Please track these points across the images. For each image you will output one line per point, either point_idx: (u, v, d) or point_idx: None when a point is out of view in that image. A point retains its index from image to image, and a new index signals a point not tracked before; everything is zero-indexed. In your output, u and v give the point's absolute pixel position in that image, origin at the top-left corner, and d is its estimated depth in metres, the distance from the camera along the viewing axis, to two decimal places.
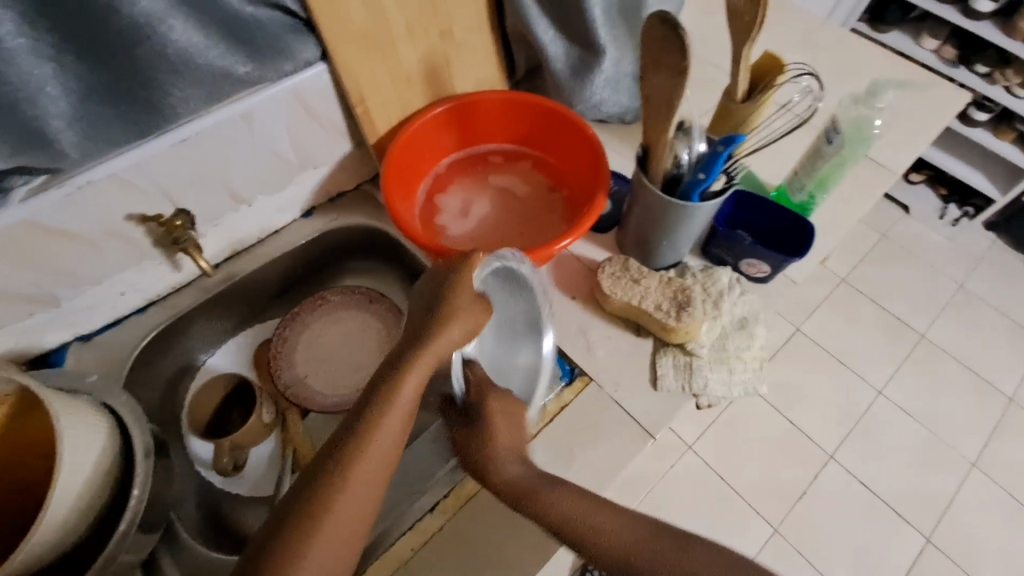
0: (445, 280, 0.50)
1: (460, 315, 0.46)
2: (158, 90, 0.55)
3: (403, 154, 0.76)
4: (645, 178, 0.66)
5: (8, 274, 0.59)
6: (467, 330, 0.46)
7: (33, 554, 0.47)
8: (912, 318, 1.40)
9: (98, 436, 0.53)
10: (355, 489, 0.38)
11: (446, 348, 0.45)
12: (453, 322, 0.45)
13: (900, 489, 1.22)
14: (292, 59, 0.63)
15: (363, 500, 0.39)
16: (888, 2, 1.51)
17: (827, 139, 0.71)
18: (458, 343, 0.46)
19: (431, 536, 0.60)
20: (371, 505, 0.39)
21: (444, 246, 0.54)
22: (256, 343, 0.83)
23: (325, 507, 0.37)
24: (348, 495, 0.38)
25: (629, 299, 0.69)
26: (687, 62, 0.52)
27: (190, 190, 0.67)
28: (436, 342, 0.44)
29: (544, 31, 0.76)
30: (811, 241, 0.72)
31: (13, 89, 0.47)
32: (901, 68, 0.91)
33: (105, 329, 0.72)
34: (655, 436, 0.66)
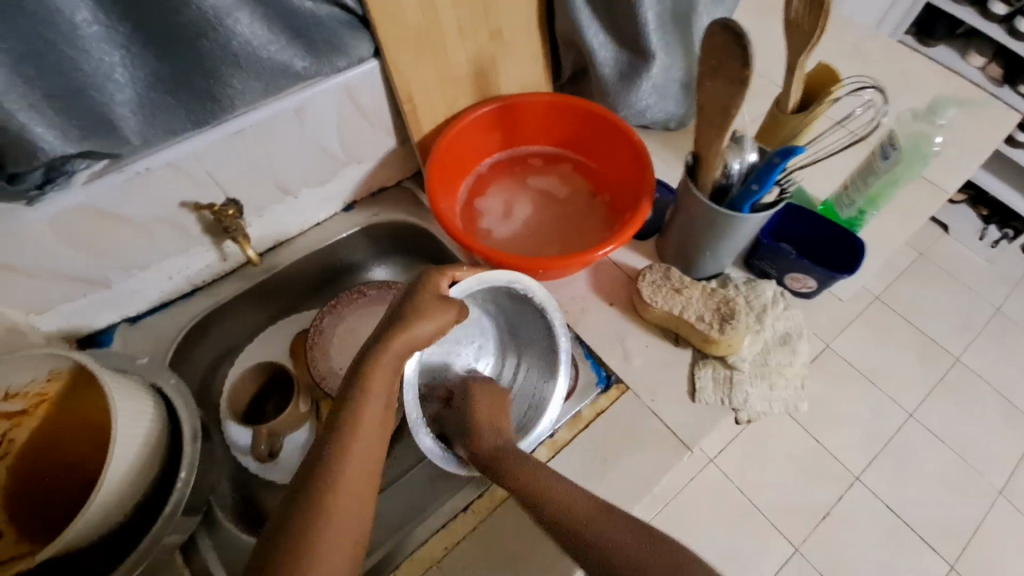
0: (413, 308, 0.56)
1: (432, 309, 0.56)
2: (219, 81, 0.56)
3: (447, 153, 0.76)
4: (692, 186, 0.65)
5: (65, 255, 0.60)
6: (440, 322, 0.56)
7: (82, 530, 0.48)
8: (946, 341, 1.30)
9: (147, 418, 0.54)
10: (341, 497, 0.46)
11: (420, 337, 0.55)
12: (426, 317, 0.55)
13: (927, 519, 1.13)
14: (346, 55, 0.63)
15: (349, 504, 0.47)
16: (936, 17, 1.47)
17: (882, 154, 0.68)
18: (430, 334, 0.56)
19: (463, 536, 0.60)
20: (365, 479, 0.48)
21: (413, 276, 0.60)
22: (292, 332, 0.83)
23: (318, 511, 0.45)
24: (338, 501, 0.46)
25: (670, 309, 0.68)
26: (749, 71, 0.51)
27: (240, 181, 0.68)
28: (409, 332, 0.54)
29: (594, 34, 0.74)
30: (861, 257, 0.70)
31: (83, 76, 0.48)
32: (956, 84, 0.88)
33: (151, 313, 0.73)
34: (692, 449, 0.65)
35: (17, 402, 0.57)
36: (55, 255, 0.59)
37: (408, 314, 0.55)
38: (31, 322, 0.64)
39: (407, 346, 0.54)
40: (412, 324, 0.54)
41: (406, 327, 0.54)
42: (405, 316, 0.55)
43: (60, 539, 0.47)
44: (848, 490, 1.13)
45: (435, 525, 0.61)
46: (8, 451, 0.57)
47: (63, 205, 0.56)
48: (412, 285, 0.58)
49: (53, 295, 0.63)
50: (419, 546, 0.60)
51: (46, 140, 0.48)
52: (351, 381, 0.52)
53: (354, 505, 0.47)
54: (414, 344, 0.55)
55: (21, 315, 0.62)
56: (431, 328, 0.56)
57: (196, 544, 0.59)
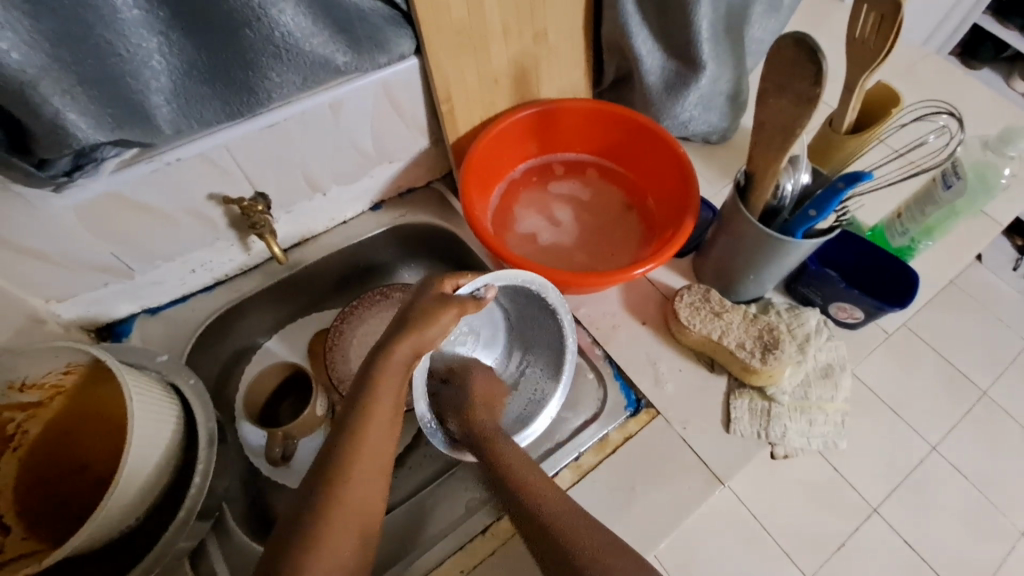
0: (414, 316, 0.54)
1: (438, 310, 0.54)
2: (257, 73, 0.53)
3: (480, 159, 0.73)
4: (741, 206, 0.61)
5: (89, 243, 0.58)
6: (447, 324, 0.54)
7: (92, 534, 0.47)
8: (976, 373, 1.07)
9: (158, 420, 0.52)
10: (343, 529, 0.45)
11: (425, 341, 0.53)
12: (433, 319, 0.54)
13: (939, 567, 0.96)
14: (388, 51, 0.61)
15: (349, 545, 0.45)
16: (984, 38, 1.42)
17: (944, 183, 0.65)
18: (437, 337, 0.54)
19: (483, 559, 0.57)
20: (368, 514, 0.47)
21: (418, 283, 0.59)
22: (310, 332, 0.81)
23: (314, 547, 0.44)
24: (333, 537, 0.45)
25: (708, 333, 0.65)
26: (820, 90, 0.49)
27: (269, 174, 0.65)
28: (419, 332, 0.53)
29: (642, 41, 0.71)
30: (915, 289, 0.66)
31: (120, 61, 0.45)
32: (1013, 112, 0.84)
33: (171, 305, 0.72)
34: (725, 482, 0.62)
35: (32, 394, 0.55)
36: (77, 242, 0.58)
37: (414, 318, 0.54)
38: (51, 309, 0.62)
39: (416, 349, 0.53)
40: (421, 325, 0.53)
41: (416, 328, 0.53)
42: (412, 320, 0.54)
43: (69, 543, 0.46)
44: (864, 523, 0.96)
45: (453, 545, 0.58)
46: (21, 443, 0.56)
47: (90, 192, 0.54)
48: (414, 295, 0.57)
49: (75, 282, 0.62)
50: (436, 567, 0.57)
51: (78, 126, 0.46)
52: (365, 385, 0.52)
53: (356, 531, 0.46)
54: (423, 347, 0.53)
55: (41, 301, 0.61)
56: (437, 331, 0.54)
57: (206, 551, 0.57)
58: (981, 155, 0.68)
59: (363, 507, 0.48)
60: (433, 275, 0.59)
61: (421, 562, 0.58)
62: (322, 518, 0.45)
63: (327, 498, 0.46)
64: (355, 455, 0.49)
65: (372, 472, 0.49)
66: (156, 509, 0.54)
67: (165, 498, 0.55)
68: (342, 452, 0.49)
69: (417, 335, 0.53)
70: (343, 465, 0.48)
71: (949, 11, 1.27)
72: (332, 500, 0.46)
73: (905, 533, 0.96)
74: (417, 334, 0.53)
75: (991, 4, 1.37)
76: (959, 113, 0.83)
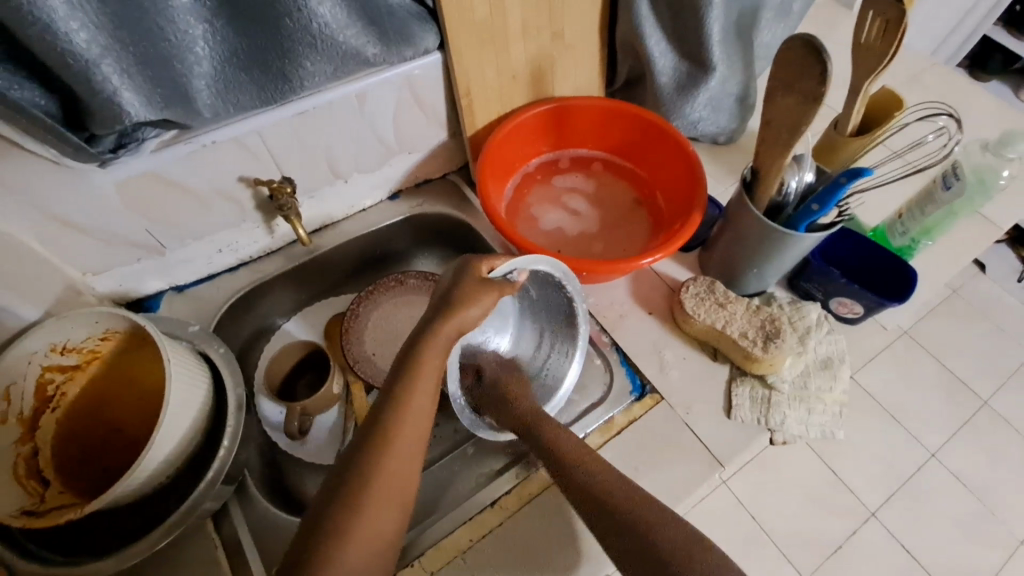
0: (456, 294, 0.58)
1: (480, 293, 0.58)
2: (292, 62, 0.56)
3: (497, 152, 0.76)
4: (748, 201, 0.64)
5: (127, 219, 0.62)
6: (487, 306, 0.58)
7: (130, 485, 0.50)
8: (977, 382, 1.09)
9: (190, 386, 0.55)
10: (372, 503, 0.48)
11: (467, 321, 0.57)
12: (475, 301, 0.57)
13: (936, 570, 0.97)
14: (414, 45, 0.64)
15: (379, 516, 0.48)
16: (992, 51, 1.45)
17: (943, 184, 0.67)
18: (479, 317, 0.58)
19: (491, 530, 0.60)
20: (397, 489, 0.49)
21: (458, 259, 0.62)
22: (329, 314, 0.84)
23: (344, 517, 0.47)
24: (363, 511, 0.47)
25: (713, 322, 0.68)
26: (824, 89, 0.52)
27: (296, 160, 0.69)
28: (461, 314, 0.57)
29: (656, 43, 0.74)
30: (913, 285, 0.69)
31: (170, 46, 0.49)
32: (1016, 120, 0.87)
33: (197, 283, 0.75)
34: (724, 466, 0.64)
35: (71, 356, 0.58)
36: (118, 218, 0.61)
37: (456, 299, 0.57)
38: (87, 282, 0.66)
39: (457, 330, 0.57)
40: (464, 308, 0.57)
41: (457, 311, 0.57)
42: (453, 301, 0.57)
43: (110, 492, 0.49)
44: (862, 526, 0.97)
45: (462, 517, 0.61)
46: (60, 403, 0.59)
47: (132, 170, 0.57)
48: (455, 276, 0.60)
49: (111, 257, 0.65)
50: (444, 537, 0.60)
51: (130, 105, 0.49)
52: (405, 361, 0.55)
53: (385, 505, 0.48)
54: (463, 328, 0.57)
55: (78, 273, 0.64)
56: (477, 315, 0.58)
57: (228, 513, 0.59)
58: (981, 157, 0.70)
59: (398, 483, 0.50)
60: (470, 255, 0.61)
61: (434, 530, 0.60)
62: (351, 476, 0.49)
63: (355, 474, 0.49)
64: (385, 431, 0.51)
65: (404, 451, 0.51)
66: (184, 471, 0.57)
67: (192, 462, 0.58)
68: (364, 419, 0.53)
69: (457, 318, 0.56)
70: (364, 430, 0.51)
71: (958, 23, 1.30)
72: (354, 461, 0.49)
73: (902, 538, 0.97)
74: (459, 314, 0.57)
75: (1000, 17, 1.40)
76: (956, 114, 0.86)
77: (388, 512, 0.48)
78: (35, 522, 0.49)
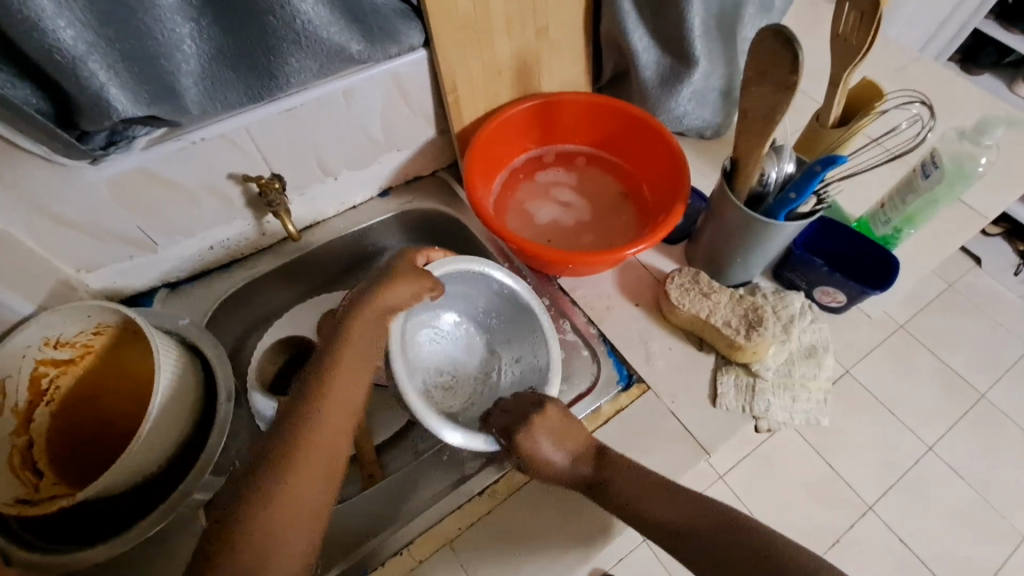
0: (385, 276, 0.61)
1: (409, 276, 0.62)
2: (278, 59, 0.58)
3: (484, 147, 0.77)
4: (728, 191, 0.65)
5: (119, 216, 0.63)
6: (418, 289, 0.61)
7: (121, 472, 0.52)
8: (973, 375, 1.09)
9: (178, 377, 0.56)
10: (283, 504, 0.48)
11: (395, 301, 0.60)
12: (399, 282, 0.61)
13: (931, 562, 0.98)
14: (399, 42, 0.65)
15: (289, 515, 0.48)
16: (983, 44, 1.46)
17: (923, 172, 0.68)
18: (410, 299, 0.61)
19: (479, 518, 0.61)
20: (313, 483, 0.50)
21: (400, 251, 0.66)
22: (320, 311, 0.85)
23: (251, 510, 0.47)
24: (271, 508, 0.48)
25: (697, 312, 0.69)
26: (797, 78, 0.53)
27: (285, 157, 0.70)
28: (385, 293, 0.60)
29: (638, 38, 0.75)
30: (894, 274, 0.69)
31: (156, 43, 0.50)
32: (1002, 110, 0.87)
33: (190, 280, 0.76)
34: (709, 452, 0.65)
35: (64, 351, 0.60)
36: (110, 215, 0.62)
37: (384, 278, 0.61)
38: (81, 278, 0.67)
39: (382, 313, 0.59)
40: (385, 288, 0.60)
41: (384, 291, 0.60)
42: (383, 279, 0.61)
43: (100, 480, 0.50)
44: (859, 520, 0.98)
45: (450, 505, 0.61)
46: (53, 397, 0.60)
47: (122, 167, 0.58)
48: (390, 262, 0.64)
49: (103, 254, 0.66)
50: (432, 525, 0.60)
51: (117, 102, 0.51)
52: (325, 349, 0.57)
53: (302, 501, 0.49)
54: (389, 308, 0.60)
55: (72, 270, 0.66)
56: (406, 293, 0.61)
57: None
58: (958, 144, 0.70)
59: (314, 488, 0.50)
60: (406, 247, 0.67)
61: (421, 520, 0.61)
62: (274, 463, 0.50)
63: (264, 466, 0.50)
64: (298, 433, 0.51)
65: (327, 443, 0.52)
66: (173, 461, 0.59)
67: (182, 452, 0.59)
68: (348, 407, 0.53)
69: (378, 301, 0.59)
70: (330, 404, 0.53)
71: (948, 17, 1.31)
72: None
73: (898, 530, 0.98)
74: (382, 294, 0.60)
75: (993, 10, 1.41)
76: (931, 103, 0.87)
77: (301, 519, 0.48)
78: (29, 511, 0.51)
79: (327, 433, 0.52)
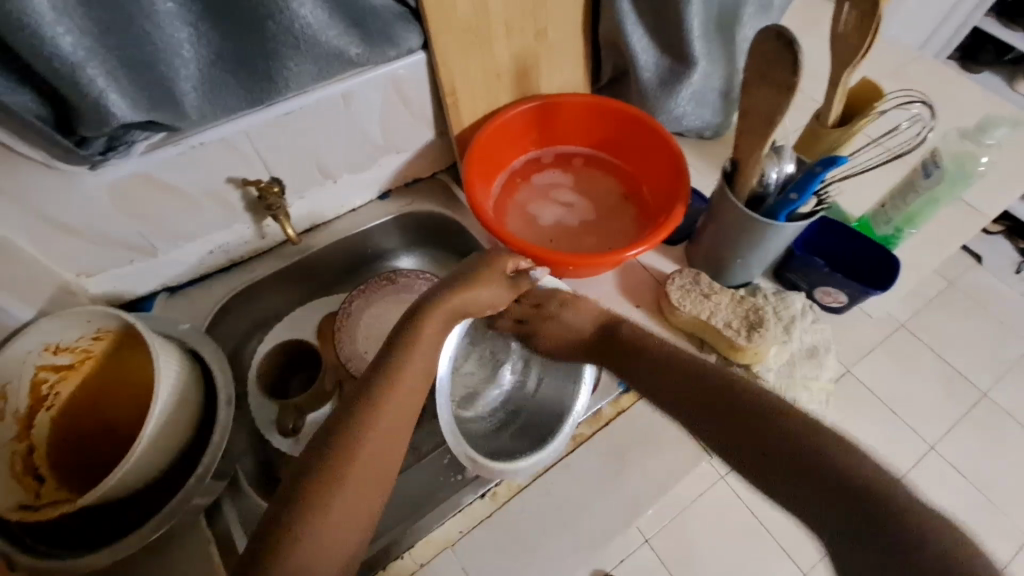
0: (474, 274, 0.57)
1: (491, 280, 0.58)
2: (277, 63, 0.58)
3: (484, 149, 0.77)
4: (729, 192, 0.64)
5: (119, 221, 0.63)
6: (496, 290, 0.58)
7: (122, 479, 0.52)
8: (974, 373, 1.09)
9: (178, 382, 0.56)
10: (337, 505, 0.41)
11: (474, 302, 0.56)
12: (483, 284, 0.57)
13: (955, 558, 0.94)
14: (397, 45, 0.65)
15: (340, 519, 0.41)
16: (983, 43, 1.46)
17: (924, 172, 0.68)
18: (486, 303, 0.58)
19: (480, 522, 0.60)
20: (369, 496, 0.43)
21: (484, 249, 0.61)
22: (321, 314, 0.83)
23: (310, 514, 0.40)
24: (329, 516, 0.41)
25: (698, 314, 0.69)
26: (797, 79, 0.52)
27: (285, 160, 0.70)
28: (471, 291, 0.56)
29: (637, 39, 0.75)
30: (896, 274, 0.69)
31: (154, 49, 0.50)
32: (1001, 109, 0.87)
33: (189, 284, 0.76)
34: (711, 454, 0.65)
35: (64, 356, 0.60)
36: (109, 221, 0.62)
37: (470, 276, 0.57)
38: (81, 283, 0.67)
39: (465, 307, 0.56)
40: (463, 289, 0.56)
41: (467, 288, 0.56)
42: (465, 278, 0.57)
43: (101, 487, 0.50)
44: None
45: (452, 509, 0.62)
46: (54, 402, 0.61)
47: (121, 172, 0.58)
48: (478, 259, 0.59)
49: (103, 259, 0.66)
50: (433, 529, 0.60)
51: (116, 107, 0.51)
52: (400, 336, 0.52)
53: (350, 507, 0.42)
54: (467, 307, 0.56)
55: (72, 275, 0.66)
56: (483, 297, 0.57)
57: (220, 508, 0.61)
58: (960, 143, 0.71)
59: (364, 496, 0.43)
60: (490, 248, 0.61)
61: (421, 525, 0.60)
62: (321, 463, 0.43)
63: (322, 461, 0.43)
64: (355, 435, 0.44)
65: (387, 449, 0.45)
66: (174, 466, 0.59)
67: (183, 457, 0.59)
68: None
69: (465, 296, 0.55)
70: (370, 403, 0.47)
71: (947, 16, 1.31)
72: None
73: None
74: (473, 288, 0.56)
75: (992, 8, 1.40)
76: (932, 102, 0.87)
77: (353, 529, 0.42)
78: (29, 517, 0.51)
79: (386, 432, 0.46)
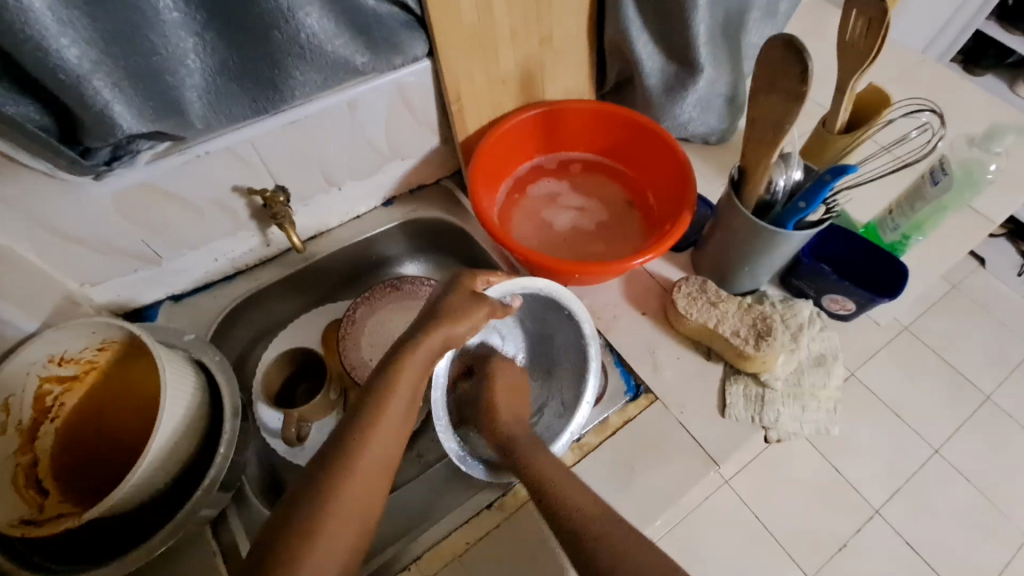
0: (444, 306, 0.55)
1: (469, 307, 0.55)
2: (282, 72, 0.57)
3: (489, 156, 0.77)
4: (736, 200, 0.64)
5: (122, 230, 0.63)
6: (477, 322, 0.55)
7: (129, 492, 0.51)
8: (977, 377, 1.08)
9: (184, 394, 0.56)
10: (329, 529, 0.43)
11: (455, 335, 0.54)
12: (460, 317, 0.54)
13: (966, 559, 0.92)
14: (403, 53, 0.65)
15: (332, 540, 0.43)
16: (986, 47, 1.46)
17: (932, 179, 0.68)
18: (466, 333, 0.55)
19: (487, 533, 0.60)
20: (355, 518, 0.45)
21: (456, 273, 0.60)
22: (323, 322, 0.84)
23: (303, 536, 0.42)
24: (321, 544, 0.43)
25: (705, 322, 0.68)
26: (806, 88, 0.52)
27: (290, 169, 0.69)
28: (446, 328, 0.54)
29: (643, 46, 0.75)
30: (904, 280, 0.69)
31: (160, 59, 0.50)
32: (1006, 115, 0.87)
33: (194, 293, 0.76)
34: (719, 464, 0.64)
35: (69, 367, 0.60)
36: (112, 230, 0.62)
37: (445, 312, 0.55)
38: (84, 293, 0.67)
39: (444, 343, 0.54)
40: (444, 323, 0.54)
41: (448, 322, 0.54)
42: (441, 314, 0.55)
43: (108, 500, 0.50)
44: (866, 524, 0.97)
45: (460, 519, 0.61)
46: (58, 414, 0.61)
47: (128, 182, 0.58)
48: (447, 286, 0.57)
49: (107, 267, 0.66)
50: (441, 540, 0.60)
51: (122, 117, 0.50)
52: (383, 369, 0.52)
53: (343, 529, 0.44)
54: (449, 341, 0.54)
55: (76, 284, 0.65)
56: (468, 326, 0.55)
57: (226, 519, 0.60)
58: (967, 152, 0.71)
59: (363, 498, 0.46)
60: (462, 271, 0.60)
61: (430, 534, 0.61)
62: (319, 482, 0.45)
63: (315, 488, 0.45)
64: (352, 453, 0.47)
65: (378, 469, 0.47)
66: (180, 477, 0.58)
67: (188, 469, 0.59)
68: None
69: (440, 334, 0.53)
70: (363, 420, 0.49)
71: (949, 20, 1.30)
72: None
73: (904, 534, 0.97)
74: (449, 325, 0.54)
75: (994, 12, 1.40)
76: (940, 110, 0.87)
77: (345, 547, 0.44)
78: (34, 531, 0.50)
79: (376, 454, 0.48)
